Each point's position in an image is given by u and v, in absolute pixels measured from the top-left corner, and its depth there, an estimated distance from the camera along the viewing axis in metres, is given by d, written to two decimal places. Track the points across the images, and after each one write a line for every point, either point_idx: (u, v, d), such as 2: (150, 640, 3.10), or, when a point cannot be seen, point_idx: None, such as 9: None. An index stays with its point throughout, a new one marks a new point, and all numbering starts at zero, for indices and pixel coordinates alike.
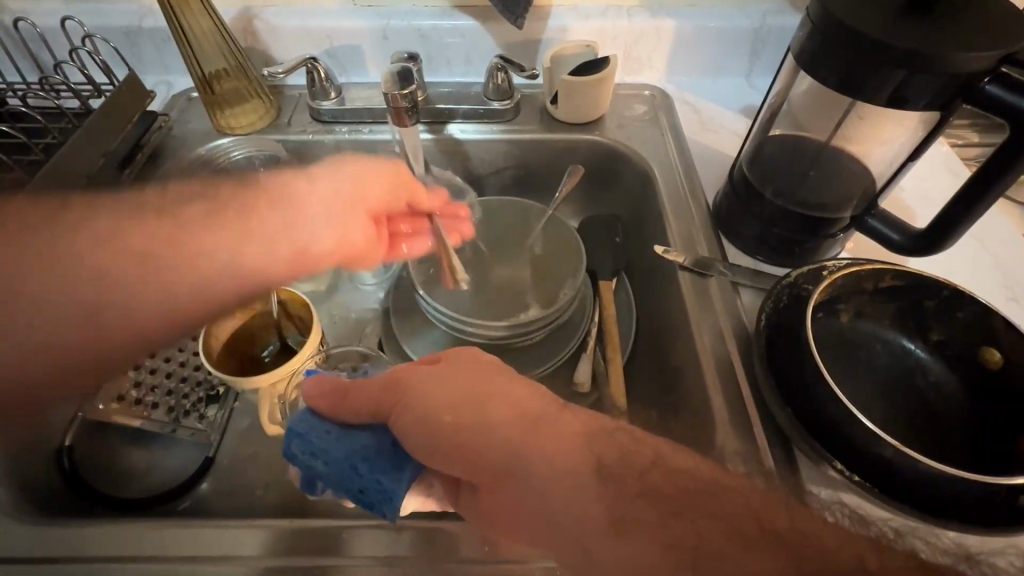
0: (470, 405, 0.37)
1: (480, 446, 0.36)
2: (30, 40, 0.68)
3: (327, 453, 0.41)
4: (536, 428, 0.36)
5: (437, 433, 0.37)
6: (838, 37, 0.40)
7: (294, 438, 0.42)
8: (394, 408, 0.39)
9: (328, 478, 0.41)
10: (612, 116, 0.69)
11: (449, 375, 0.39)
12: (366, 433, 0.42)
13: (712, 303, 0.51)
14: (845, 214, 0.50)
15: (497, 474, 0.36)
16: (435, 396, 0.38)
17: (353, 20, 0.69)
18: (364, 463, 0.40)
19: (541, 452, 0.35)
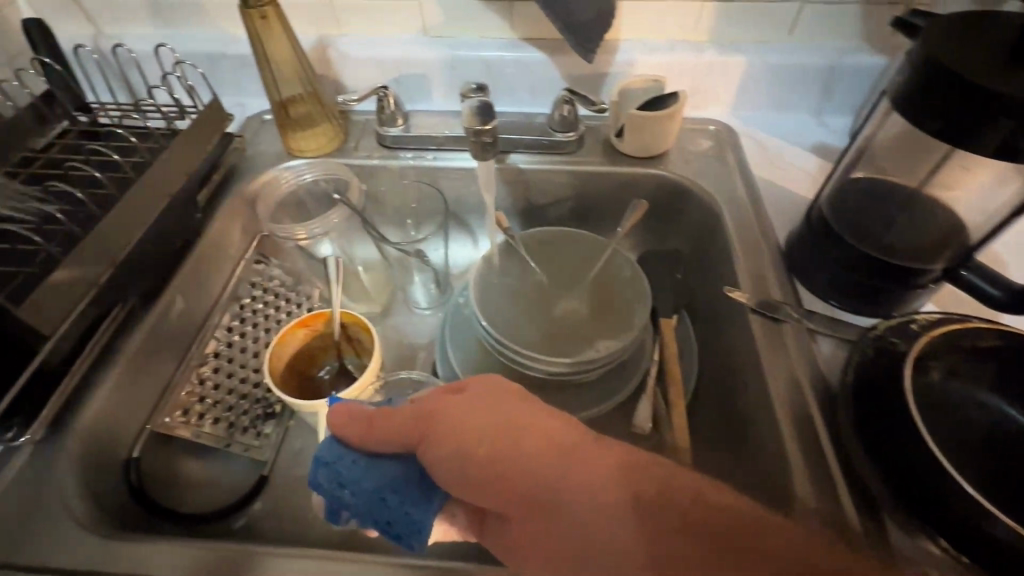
0: (495, 450, 0.35)
1: (510, 489, 0.35)
2: (125, 64, 0.72)
3: (355, 485, 0.41)
4: (567, 454, 0.34)
5: (465, 467, 0.36)
6: (947, 85, 0.38)
7: (320, 467, 0.42)
8: (419, 440, 0.39)
9: (354, 508, 0.41)
10: (676, 151, 0.68)
11: (476, 415, 0.37)
12: (395, 462, 0.41)
13: (787, 350, 0.49)
14: (936, 265, 0.47)
15: (531, 520, 0.35)
16: (458, 429, 0.37)
17: (422, 49, 0.70)
18: (392, 494, 0.40)
19: (574, 482, 0.33)
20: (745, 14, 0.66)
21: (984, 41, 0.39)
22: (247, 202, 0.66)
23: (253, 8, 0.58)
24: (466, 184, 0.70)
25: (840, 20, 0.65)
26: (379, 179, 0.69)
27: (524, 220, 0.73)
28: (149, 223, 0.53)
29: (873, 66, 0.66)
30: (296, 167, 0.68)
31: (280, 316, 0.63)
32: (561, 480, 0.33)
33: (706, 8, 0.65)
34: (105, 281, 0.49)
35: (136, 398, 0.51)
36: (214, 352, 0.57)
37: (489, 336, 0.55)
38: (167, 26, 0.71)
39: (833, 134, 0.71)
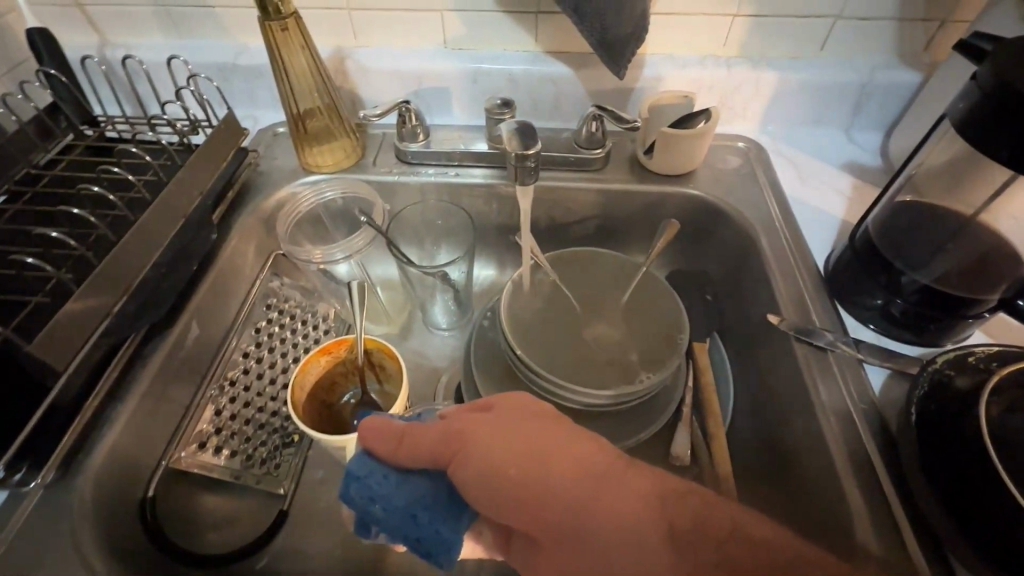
0: (522, 475, 0.34)
1: (538, 516, 0.33)
2: (133, 75, 0.70)
3: (386, 500, 0.38)
4: (598, 479, 0.33)
5: (508, 489, 0.34)
6: (1021, 113, 0.36)
7: (352, 482, 0.38)
8: (457, 457, 0.36)
9: (384, 524, 0.38)
10: (705, 168, 0.66)
11: (512, 435, 0.35)
12: (425, 479, 0.38)
13: (837, 380, 0.47)
14: (993, 295, 0.46)
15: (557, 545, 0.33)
16: (502, 448, 0.35)
17: (444, 62, 0.68)
18: (424, 511, 0.37)
19: (620, 509, 0.31)
20: (776, 30, 0.64)
21: None
22: (264, 220, 0.64)
23: (272, 20, 0.55)
24: (488, 202, 0.68)
25: (874, 36, 0.64)
26: (397, 196, 0.68)
27: (548, 237, 0.71)
28: (164, 246, 0.51)
29: (907, 83, 0.64)
30: (313, 182, 0.65)
31: (297, 339, 0.60)
32: (592, 509, 0.32)
33: (736, 23, 0.64)
34: (120, 308, 0.46)
35: (153, 433, 0.49)
36: (231, 379, 0.54)
37: (523, 364, 0.53)
38: (177, 36, 0.69)
39: (864, 151, 0.69)
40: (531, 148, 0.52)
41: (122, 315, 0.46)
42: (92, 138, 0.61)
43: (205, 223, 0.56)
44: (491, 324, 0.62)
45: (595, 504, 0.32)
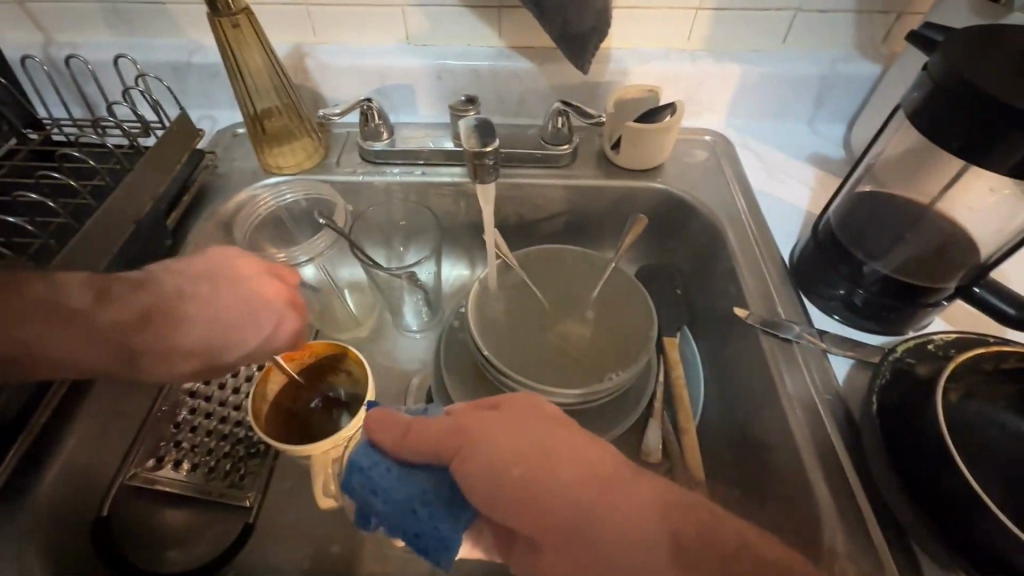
0: (528, 476, 0.32)
1: (543, 519, 0.32)
2: (78, 75, 0.67)
3: (387, 493, 0.37)
4: (608, 486, 0.32)
5: (509, 489, 0.32)
6: (973, 104, 0.36)
7: (356, 473, 0.38)
8: (459, 455, 0.35)
9: (384, 517, 0.37)
10: (672, 162, 0.66)
11: (516, 435, 0.34)
12: (424, 476, 0.37)
13: (803, 372, 0.47)
14: (949, 284, 0.47)
15: (559, 551, 0.31)
16: (507, 446, 0.34)
17: (407, 59, 0.67)
18: (424, 505, 0.36)
19: (625, 521, 0.30)
20: (740, 23, 0.64)
21: (1003, 57, 0.38)
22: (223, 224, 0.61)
23: (223, 17, 0.53)
24: (456, 201, 0.67)
25: (834, 28, 0.64)
26: (362, 197, 0.66)
27: (518, 235, 0.70)
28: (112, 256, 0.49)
29: (867, 74, 0.65)
30: (274, 184, 0.63)
31: None
32: (600, 517, 0.31)
33: (699, 17, 0.64)
34: None
35: (108, 448, 0.48)
36: (191, 391, 0.54)
37: (494, 365, 0.52)
38: (126, 34, 0.66)
39: (828, 142, 0.70)
40: (488, 145, 0.52)
41: None
42: (36, 142, 0.59)
43: (158, 228, 0.54)
44: (461, 325, 0.61)
45: (605, 513, 0.31)
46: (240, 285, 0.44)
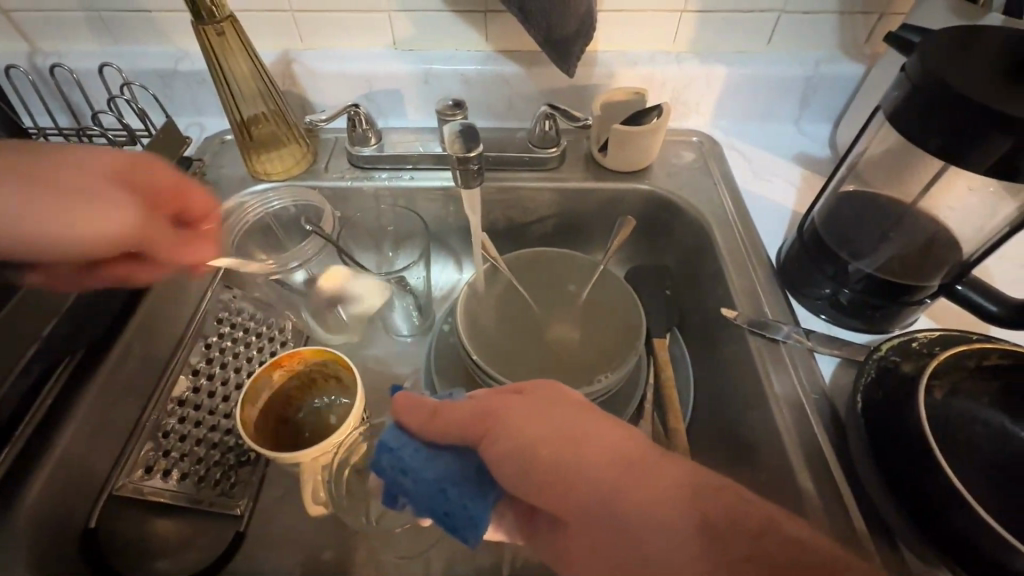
0: (556, 456, 0.32)
1: (568, 495, 0.32)
2: (64, 83, 0.67)
3: (417, 473, 0.37)
4: (635, 469, 0.31)
5: (538, 470, 0.33)
6: (951, 105, 0.37)
7: (385, 453, 0.37)
8: (486, 437, 0.35)
9: (413, 496, 0.37)
10: (660, 164, 0.66)
11: (545, 417, 0.34)
12: (453, 460, 0.37)
13: (790, 371, 0.48)
14: (933, 282, 0.47)
15: (584, 527, 0.32)
16: (536, 428, 0.34)
17: (394, 64, 0.67)
18: (454, 486, 0.36)
19: (651, 506, 0.30)
20: (725, 24, 0.64)
21: (979, 59, 0.38)
22: None
23: (208, 25, 0.53)
24: (445, 205, 0.67)
25: (818, 29, 0.65)
26: (351, 203, 0.66)
27: (508, 238, 0.70)
28: None
29: (852, 74, 0.66)
30: (261, 191, 0.63)
31: (251, 354, 0.58)
32: (628, 498, 0.30)
33: (685, 19, 0.64)
34: None
35: (96, 460, 0.47)
36: (180, 399, 0.53)
37: (484, 370, 0.52)
38: (111, 42, 0.66)
39: (814, 142, 0.71)
40: (472, 150, 0.52)
41: None
42: None
43: None
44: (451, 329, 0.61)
45: (631, 496, 0.30)
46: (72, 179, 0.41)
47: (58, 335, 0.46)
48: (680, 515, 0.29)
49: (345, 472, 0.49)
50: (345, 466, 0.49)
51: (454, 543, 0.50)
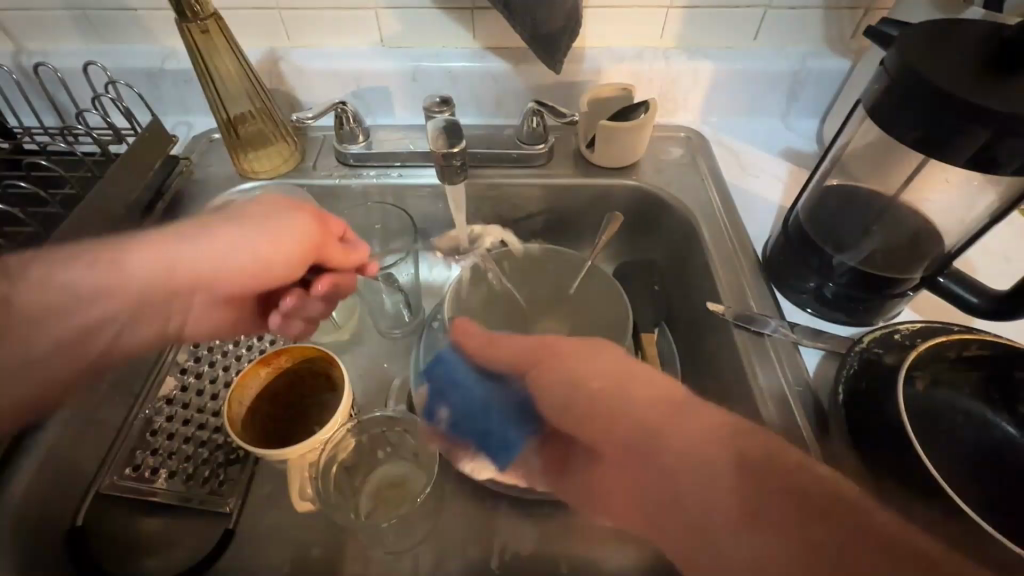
0: (592, 395, 0.33)
1: (608, 431, 0.32)
2: (49, 82, 0.66)
3: (467, 391, 0.40)
4: (672, 408, 0.30)
5: (583, 399, 0.33)
6: (927, 98, 0.37)
7: (439, 365, 0.42)
8: (538, 365, 0.36)
9: (455, 408, 0.41)
10: (648, 160, 0.66)
11: (603, 358, 0.34)
12: (503, 389, 0.39)
13: (774, 364, 0.48)
14: (914, 274, 0.47)
15: (621, 462, 0.32)
16: (591, 361, 0.34)
17: (381, 61, 0.67)
18: (498, 411, 0.39)
19: (692, 451, 0.28)
20: (711, 20, 0.65)
21: (954, 52, 0.39)
22: None
23: (192, 22, 0.53)
24: (434, 202, 0.67)
25: (804, 25, 0.65)
26: (339, 201, 0.66)
27: None
28: None
29: (838, 70, 0.66)
30: (248, 190, 0.63)
31: (242, 352, 0.58)
32: (670, 437, 0.29)
33: (671, 16, 0.64)
34: None
35: (79, 461, 0.48)
36: (167, 398, 0.54)
37: None
38: (97, 41, 0.66)
39: (802, 138, 0.71)
40: (456, 147, 0.53)
41: None
42: (5, 150, 0.58)
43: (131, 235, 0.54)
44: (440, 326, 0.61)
45: (673, 439, 0.29)
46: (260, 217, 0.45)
47: None
48: (717, 456, 0.27)
49: (332, 470, 0.49)
50: (332, 464, 0.49)
51: (441, 540, 0.50)
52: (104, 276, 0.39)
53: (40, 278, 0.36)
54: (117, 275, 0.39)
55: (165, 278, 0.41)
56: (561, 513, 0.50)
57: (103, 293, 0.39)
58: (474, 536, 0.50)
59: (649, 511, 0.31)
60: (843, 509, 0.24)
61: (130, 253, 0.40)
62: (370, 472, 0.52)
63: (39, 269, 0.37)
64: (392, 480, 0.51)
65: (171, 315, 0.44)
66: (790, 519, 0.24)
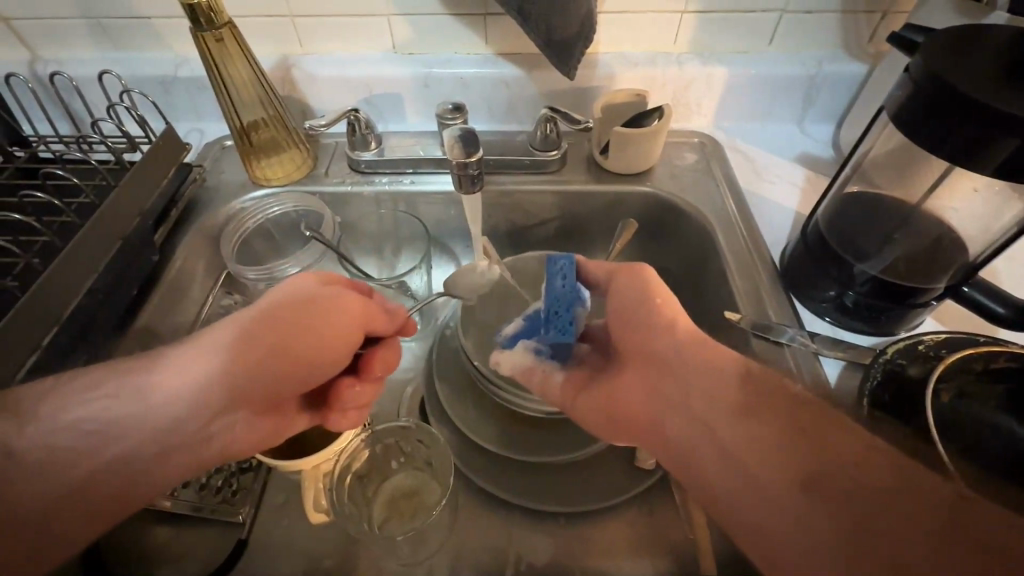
0: (646, 309, 0.42)
1: (645, 344, 0.41)
2: (63, 90, 0.67)
3: (565, 286, 0.49)
4: (701, 341, 0.38)
5: (642, 305, 0.42)
6: (955, 107, 0.36)
7: (562, 261, 0.50)
8: (614, 275, 0.46)
9: (551, 292, 0.50)
10: (662, 166, 0.66)
11: (651, 286, 0.43)
12: (577, 301, 0.50)
13: (793, 374, 0.47)
14: (939, 284, 0.46)
15: (641, 366, 0.40)
16: (650, 282, 0.44)
17: (394, 68, 0.67)
18: (566, 305, 0.49)
19: (699, 374, 0.36)
20: (726, 25, 0.64)
21: (982, 58, 0.38)
22: (209, 238, 0.61)
23: (206, 30, 0.53)
24: (446, 209, 0.67)
25: (820, 28, 0.64)
26: (351, 207, 0.66)
27: (509, 242, 0.70)
28: (95, 272, 0.49)
29: (855, 74, 0.65)
30: (260, 197, 0.63)
31: None
32: (687, 355, 0.38)
33: (685, 20, 0.64)
34: (48, 341, 0.44)
35: None
36: None
37: (484, 376, 0.53)
38: (110, 48, 0.66)
39: (817, 143, 0.70)
40: (472, 156, 0.52)
41: (54, 348, 0.45)
42: (21, 159, 0.59)
43: (147, 244, 0.54)
44: (453, 333, 0.61)
45: (692, 361, 0.37)
46: (314, 295, 0.43)
47: (60, 344, 0.45)
48: (726, 376, 0.35)
49: (346, 480, 0.49)
50: (346, 474, 0.49)
51: (456, 551, 0.49)
52: (127, 399, 0.36)
53: (73, 411, 0.35)
54: (154, 397, 0.36)
55: (193, 394, 0.37)
56: (576, 523, 0.50)
57: (140, 422, 0.36)
58: (489, 546, 0.49)
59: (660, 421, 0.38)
60: (808, 413, 0.32)
61: (164, 372, 0.37)
62: (383, 481, 0.52)
63: (73, 388, 0.36)
64: (406, 491, 0.51)
65: (221, 433, 0.39)
66: (773, 417, 0.32)
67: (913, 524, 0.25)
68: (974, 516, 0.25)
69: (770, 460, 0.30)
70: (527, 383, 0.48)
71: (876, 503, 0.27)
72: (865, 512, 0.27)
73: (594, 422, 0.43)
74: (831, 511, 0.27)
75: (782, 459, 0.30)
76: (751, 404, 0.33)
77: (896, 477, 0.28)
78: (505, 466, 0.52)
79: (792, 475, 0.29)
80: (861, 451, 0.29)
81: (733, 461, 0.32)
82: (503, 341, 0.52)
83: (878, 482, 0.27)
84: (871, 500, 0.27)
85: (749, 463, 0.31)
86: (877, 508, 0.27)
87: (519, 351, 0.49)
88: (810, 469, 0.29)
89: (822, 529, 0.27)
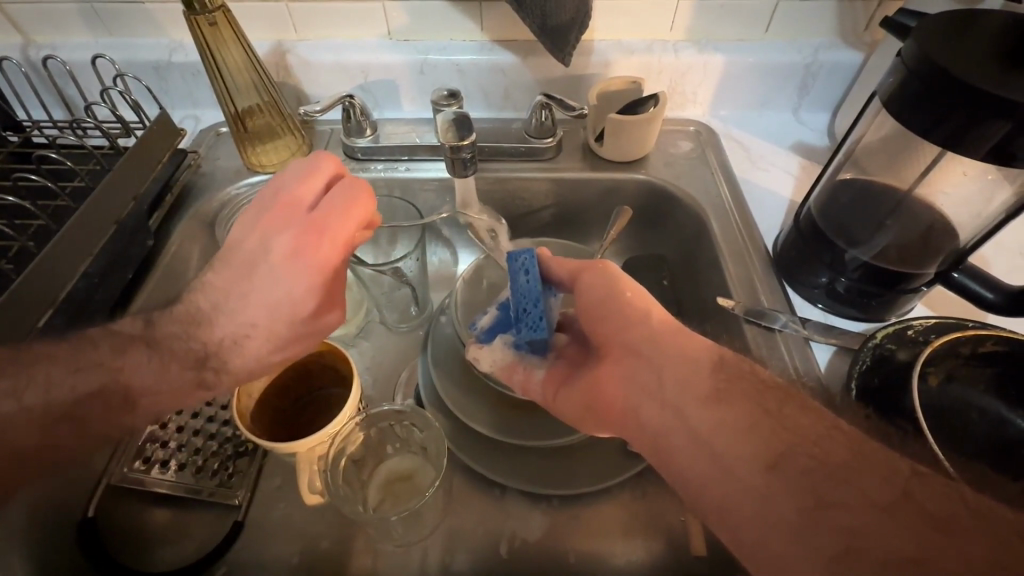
0: (614, 304, 0.42)
1: (625, 340, 0.40)
2: (58, 76, 0.67)
3: (533, 281, 0.45)
4: (678, 334, 0.39)
5: (617, 304, 0.42)
6: (953, 95, 0.36)
7: (525, 254, 0.46)
8: (582, 269, 0.45)
9: (515, 288, 0.46)
10: (658, 153, 0.66)
11: (613, 284, 0.43)
12: (548, 295, 0.47)
13: (783, 359, 0.48)
14: (929, 269, 0.47)
15: (616, 358, 0.41)
16: (618, 276, 0.44)
17: (387, 54, 0.66)
18: (533, 305, 0.45)
19: (673, 370, 0.37)
20: (723, 13, 0.64)
21: (974, 43, 0.38)
22: (206, 223, 0.61)
23: (199, 14, 0.52)
24: (441, 196, 0.67)
25: (818, 15, 0.64)
26: None
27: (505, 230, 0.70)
28: (89, 253, 0.49)
29: (850, 61, 0.65)
30: (256, 184, 0.63)
31: None
32: (664, 350, 0.38)
33: (682, 8, 0.63)
34: (43, 322, 0.45)
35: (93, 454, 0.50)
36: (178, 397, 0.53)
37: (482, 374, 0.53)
38: (104, 33, 0.65)
39: (812, 131, 0.70)
40: (465, 140, 0.52)
41: (51, 329, 0.45)
42: (16, 143, 0.59)
43: (141, 227, 0.54)
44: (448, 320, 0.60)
45: (665, 357, 0.38)
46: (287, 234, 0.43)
47: (55, 326, 0.46)
48: (697, 366, 0.37)
49: (342, 462, 0.49)
50: (342, 457, 0.49)
51: (452, 531, 0.50)
52: None
53: None
54: None
55: None
56: (569, 506, 0.51)
57: None
58: (483, 528, 0.50)
59: (638, 411, 0.38)
60: (773, 396, 0.34)
61: None
62: (380, 464, 0.52)
63: None
64: (401, 474, 0.51)
65: None
66: (741, 401, 0.34)
67: (865, 499, 0.28)
68: (925, 492, 0.28)
69: (736, 440, 0.32)
70: (509, 380, 0.48)
71: (834, 480, 0.29)
72: (824, 487, 0.29)
73: (580, 419, 0.43)
74: (798, 487, 0.30)
75: (749, 440, 0.32)
76: (720, 390, 0.35)
77: (855, 457, 0.30)
78: (500, 451, 0.52)
79: (763, 457, 0.31)
80: (819, 433, 0.32)
81: (702, 444, 0.34)
82: (479, 335, 0.50)
83: (839, 461, 0.30)
84: (830, 477, 0.29)
85: (715, 445, 0.33)
86: (832, 483, 0.29)
87: (498, 348, 0.48)
88: (776, 449, 0.31)
89: (786, 504, 0.29)
